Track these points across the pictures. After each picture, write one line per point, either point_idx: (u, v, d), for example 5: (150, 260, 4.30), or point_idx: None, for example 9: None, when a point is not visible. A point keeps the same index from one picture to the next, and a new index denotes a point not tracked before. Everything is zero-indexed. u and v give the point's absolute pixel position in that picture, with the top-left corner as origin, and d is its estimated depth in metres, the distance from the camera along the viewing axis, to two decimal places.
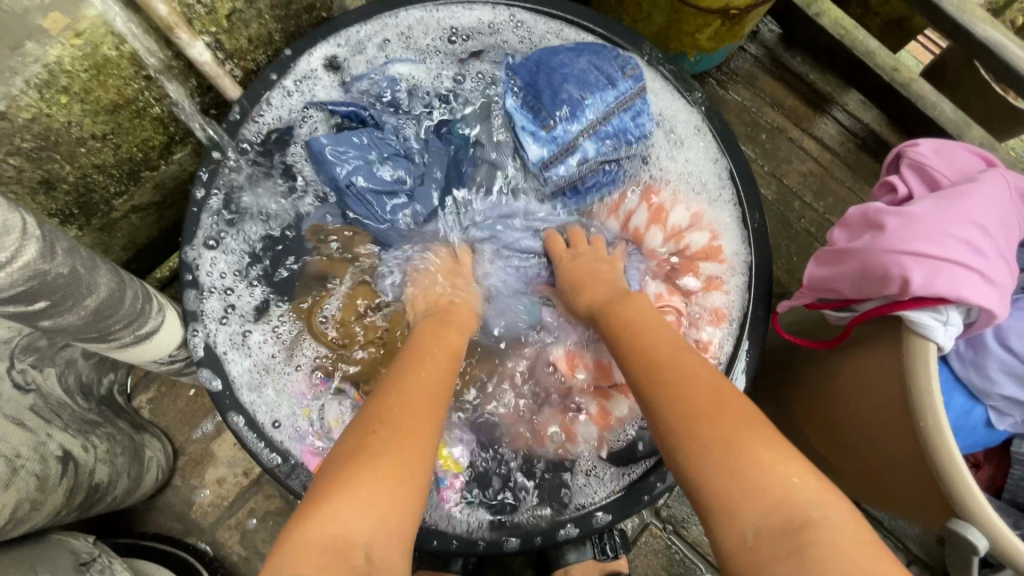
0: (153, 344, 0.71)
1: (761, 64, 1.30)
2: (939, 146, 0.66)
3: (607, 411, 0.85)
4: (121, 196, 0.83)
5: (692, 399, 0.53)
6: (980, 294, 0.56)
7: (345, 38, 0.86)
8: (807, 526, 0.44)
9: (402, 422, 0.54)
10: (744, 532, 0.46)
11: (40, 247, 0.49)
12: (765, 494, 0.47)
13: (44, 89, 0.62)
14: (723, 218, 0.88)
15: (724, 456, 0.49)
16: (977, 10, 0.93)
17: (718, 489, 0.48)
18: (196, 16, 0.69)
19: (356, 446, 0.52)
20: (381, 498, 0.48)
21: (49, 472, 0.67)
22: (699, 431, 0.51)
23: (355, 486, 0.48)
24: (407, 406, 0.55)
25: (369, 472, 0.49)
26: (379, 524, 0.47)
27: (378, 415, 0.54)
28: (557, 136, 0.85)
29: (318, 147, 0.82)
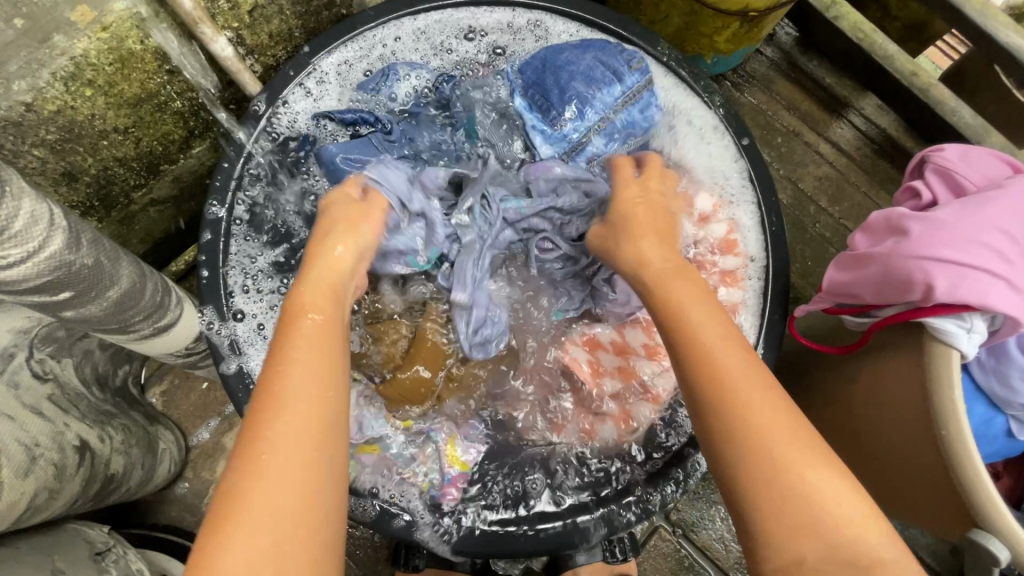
0: (170, 337, 0.71)
1: (777, 66, 1.29)
2: (964, 151, 0.65)
3: (627, 411, 0.84)
4: (140, 189, 0.84)
5: (745, 407, 0.47)
6: (1005, 302, 0.56)
7: (359, 43, 0.86)
8: (869, 566, 0.43)
9: (294, 428, 0.44)
10: (792, 560, 0.44)
11: (66, 238, 0.49)
12: (819, 528, 0.44)
13: (69, 82, 0.63)
14: (743, 212, 0.87)
15: (762, 477, 0.45)
16: (1000, 15, 0.92)
17: (770, 515, 0.45)
18: (218, 11, 0.69)
19: (245, 454, 0.43)
20: (283, 508, 0.41)
21: (67, 462, 0.68)
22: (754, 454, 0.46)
23: (251, 497, 0.41)
24: (299, 401, 0.45)
25: (259, 493, 0.41)
26: (289, 525, 0.41)
27: (260, 414, 0.44)
28: (567, 134, 0.85)
29: (329, 155, 0.82)
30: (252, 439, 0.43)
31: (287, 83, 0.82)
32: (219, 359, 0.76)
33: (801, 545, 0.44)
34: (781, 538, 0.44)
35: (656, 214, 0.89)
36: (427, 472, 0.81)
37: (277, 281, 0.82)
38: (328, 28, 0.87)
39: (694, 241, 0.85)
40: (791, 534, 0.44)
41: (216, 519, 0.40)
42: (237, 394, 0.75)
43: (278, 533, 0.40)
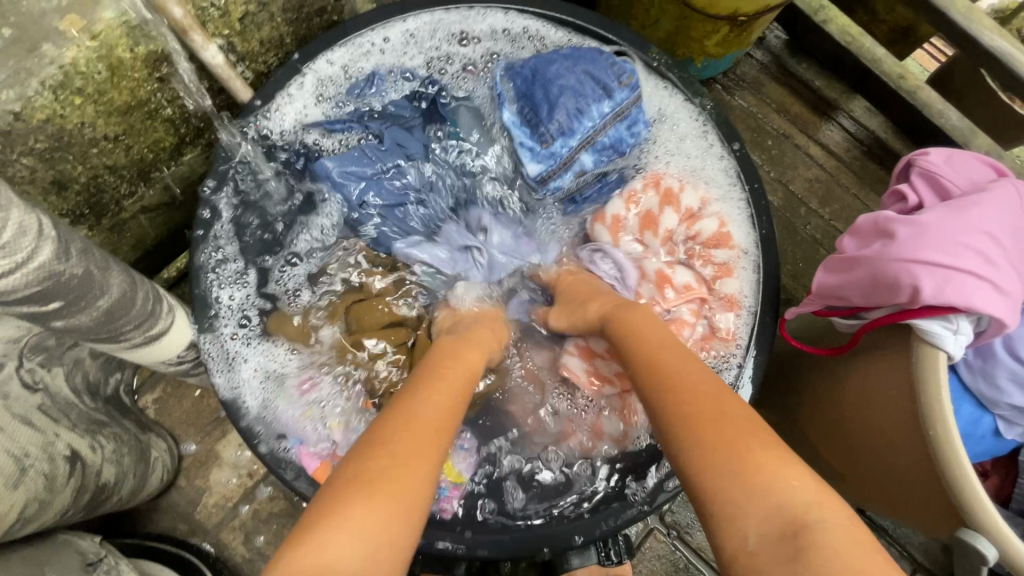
0: (162, 345, 0.71)
1: (766, 70, 1.30)
2: (949, 156, 0.66)
3: (630, 408, 0.85)
4: (131, 196, 0.84)
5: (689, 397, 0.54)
6: (990, 303, 0.57)
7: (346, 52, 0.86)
8: (799, 530, 0.43)
9: (425, 428, 0.54)
10: (739, 535, 0.45)
11: (55, 248, 0.49)
12: (753, 492, 0.46)
13: (58, 90, 0.63)
14: (732, 208, 0.88)
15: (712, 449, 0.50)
16: (984, 20, 0.93)
17: (706, 488, 0.48)
18: (209, 19, 0.69)
19: (364, 454, 0.51)
20: (382, 527, 0.46)
21: (58, 472, 0.68)
22: (697, 435, 0.51)
23: (349, 510, 0.46)
24: (426, 410, 0.56)
25: (381, 489, 0.48)
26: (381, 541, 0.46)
27: (395, 421, 0.54)
28: (554, 152, 0.86)
29: (325, 170, 0.86)
30: (363, 469, 0.49)
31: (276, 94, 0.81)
32: (212, 367, 0.78)
33: (742, 520, 0.45)
34: (725, 507, 0.47)
35: (642, 212, 0.91)
36: None
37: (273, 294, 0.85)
38: (319, 34, 0.87)
39: (683, 237, 0.91)
40: (738, 499, 0.46)
41: (315, 515, 0.46)
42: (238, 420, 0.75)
43: (376, 533, 0.45)
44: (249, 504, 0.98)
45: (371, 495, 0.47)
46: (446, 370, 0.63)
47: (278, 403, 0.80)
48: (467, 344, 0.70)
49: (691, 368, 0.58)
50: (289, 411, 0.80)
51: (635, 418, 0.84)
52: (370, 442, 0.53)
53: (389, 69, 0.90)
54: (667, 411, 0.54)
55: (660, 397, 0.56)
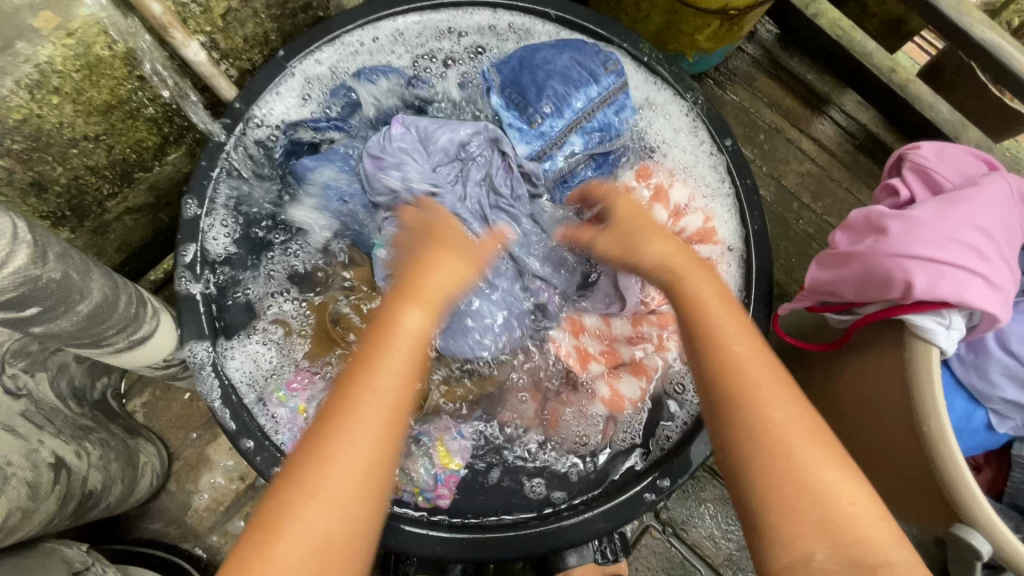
0: (147, 349, 0.70)
1: (758, 64, 1.29)
2: (941, 149, 0.66)
3: (618, 394, 0.85)
4: (114, 197, 0.82)
5: (765, 401, 0.49)
6: (981, 297, 0.56)
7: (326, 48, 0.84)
8: (873, 566, 0.44)
9: (359, 449, 0.45)
10: (802, 556, 0.45)
11: (31, 252, 0.48)
12: (829, 522, 0.45)
13: (34, 89, 0.61)
14: (718, 202, 0.88)
15: (765, 459, 0.47)
16: (976, 12, 0.93)
17: (770, 511, 0.46)
18: (190, 15, 0.68)
19: (303, 477, 0.44)
20: (329, 529, 0.43)
21: (42, 480, 0.66)
22: (759, 450, 0.47)
23: (297, 514, 0.43)
24: (365, 422, 0.45)
25: (298, 521, 0.43)
26: (328, 543, 0.43)
27: (324, 432, 0.45)
28: (544, 132, 0.84)
29: (305, 171, 0.82)
30: (307, 461, 0.44)
31: (265, 84, 0.81)
32: (197, 366, 0.75)
33: (812, 541, 0.45)
34: (793, 533, 0.45)
35: None
36: (418, 476, 0.80)
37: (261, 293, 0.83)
38: (304, 30, 0.85)
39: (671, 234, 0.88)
40: (803, 525, 0.45)
41: (258, 526, 0.43)
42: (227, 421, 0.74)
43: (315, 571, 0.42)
44: (241, 508, 0.97)
45: (317, 495, 0.43)
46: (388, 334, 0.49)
47: (273, 400, 0.79)
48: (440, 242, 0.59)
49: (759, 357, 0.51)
50: (284, 410, 0.78)
51: (625, 404, 0.84)
52: (317, 432, 0.45)
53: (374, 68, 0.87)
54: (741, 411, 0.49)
55: (732, 403, 0.49)
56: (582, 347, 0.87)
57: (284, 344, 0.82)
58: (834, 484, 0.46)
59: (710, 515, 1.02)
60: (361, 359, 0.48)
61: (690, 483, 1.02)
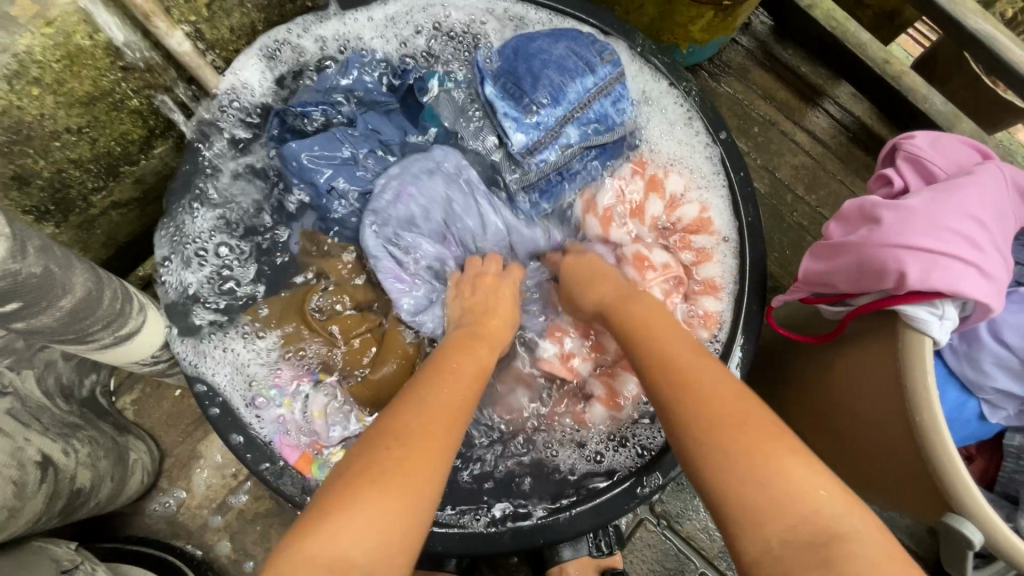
0: (134, 344, 0.69)
1: (752, 56, 1.29)
2: (934, 139, 0.66)
3: (614, 391, 0.84)
4: (99, 191, 0.81)
5: (705, 388, 0.53)
6: (975, 287, 0.56)
7: (316, 30, 0.84)
8: (828, 541, 0.44)
9: (439, 423, 0.54)
10: (761, 540, 0.46)
11: (10, 246, 0.47)
12: (783, 506, 0.46)
13: (13, 80, 0.60)
14: (715, 194, 0.87)
15: (708, 425, 0.51)
16: (969, 2, 0.92)
17: (732, 491, 0.48)
18: (173, 5, 0.66)
19: (384, 440, 0.51)
20: (414, 485, 0.48)
21: (28, 479, 0.65)
22: (708, 423, 0.51)
23: (387, 473, 0.48)
24: (436, 406, 0.56)
25: (399, 471, 0.48)
26: (405, 525, 0.47)
27: (414, 404, 0.55)
28: (539, 122, 0.82)
29: (292, 154, 0.80)
30: (387, 437, 0.51)
31: (258, 65, 0.81)
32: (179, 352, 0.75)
33: (768, 526, 0.46)
34: (755, 516, 0.46)
35: (630, 200, 0.88)
36: None
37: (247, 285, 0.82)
38: (292, 20, 0.84)
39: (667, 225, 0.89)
40: (769, 507, 0.46)
41: (342, 489, 0.47)
42: (218, 419, 0.73)
43: (402, 518, 0.47)
44: (233, 505, 0.96)
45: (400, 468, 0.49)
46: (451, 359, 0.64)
47: (259, 400, 0.77)
48: (485, 286, 0.79)
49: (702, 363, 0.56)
50: (271, 408, 0.77)
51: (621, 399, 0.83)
52: (409, 401, 0.56)
53: (363, 53, 0.86)
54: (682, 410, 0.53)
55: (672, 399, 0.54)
56: (566, 350, 0.86)
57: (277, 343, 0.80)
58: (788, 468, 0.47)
59: (705, 508, 1.02)
60: (444, 360, 0.65)
61: (685, 477, 1.02)
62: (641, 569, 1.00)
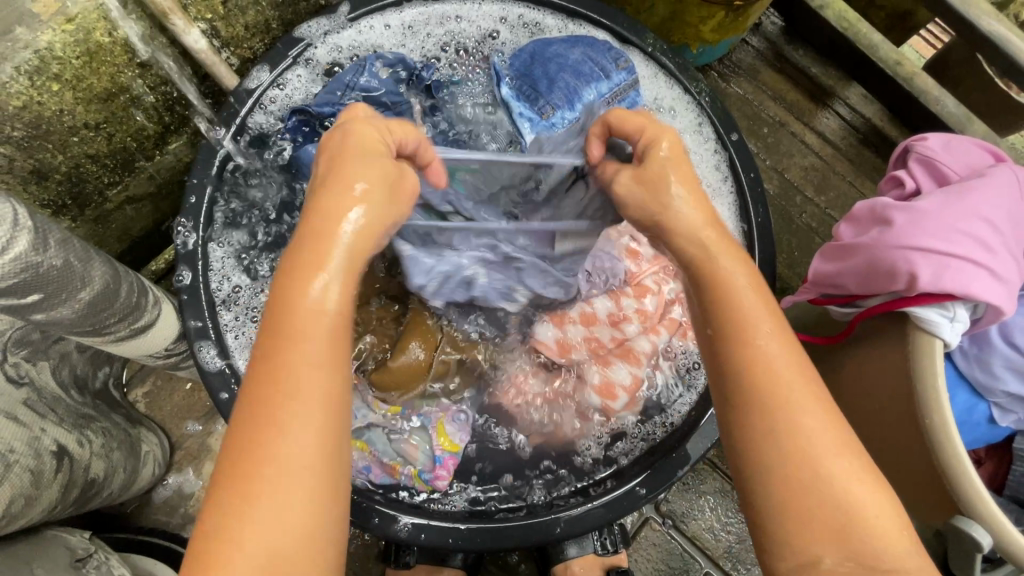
0: (149, 337, 0.70)
1: (762, 56, 1.28)
2: (947, 141, 0.66)
3: (610, 382, 0.81)
4: (115, 186, 0.82)
5: (797, 412, 0.48)
6: (986, 290, 0.56)
7: (333, 39, 0.85)
8: (881, 572, 0.44)
9: (299, 433, 0.43)
10: (810, 559, 0.46)
11: (33, 239, 0.47)
12: (846, 532, 0.45)
13: (34, 76, 0.61)
14: (722, 197, 0.87)
15: (788, 456, 0.47)
16: (982, 4, 0.92)
17: (805, 528, 0.46)
18: (190, 2, 0.67)
19: (233, 474, 0.42)
20: (277, 534, 0.41)
21: (45, 468, 0.66)
22: (781, 431, 0.48)
23: (238, 531, 0.41)
24: (300, 394, 0.44)
25: (252, 522, 0.41)
26: (286, 545, 0.41)
27: (252, 421, 0.43)
28: (553, 123, 0.83)
29: (308, 158, 0.80)
30: (238, 476, 0.42)
31: (279, 70, 0.81)
32: (195, 341, 0.74)
33: (820, 548, 0.45)
34: (806, 534, 0.46)
35: None
36: (418, 458, 0.80)
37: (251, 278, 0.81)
38: (306, 19, 0.85)
39: None
40: (818, 532, 0.46)
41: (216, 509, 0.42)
42: (229, 413, 0.74)
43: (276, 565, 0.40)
44: None
45: (259, 506, 0.41)
46: (287, 311, 0.46)
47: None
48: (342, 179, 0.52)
49: (789, 359, 0.51)
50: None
51: (618, 393, 0.81)
52: (251, 400, 0.44)
53: (378, 54, 0.85)
54: (755, 408, 0.49)
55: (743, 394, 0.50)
56: (566, 339, 0.83)
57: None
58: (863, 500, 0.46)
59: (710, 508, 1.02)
60: (279, 300, 0.47)
61: (690, 476, 1.03)
62: (646, 568, 1.00)
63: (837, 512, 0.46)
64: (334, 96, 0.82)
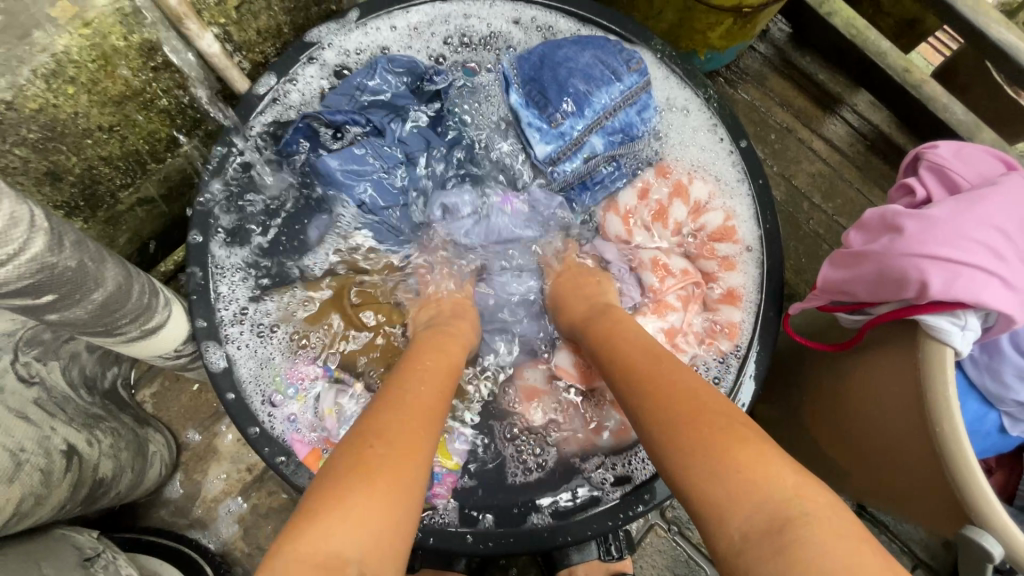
0: (159, 338, 0.70)
1: (770, 63, 1.28)
2: (958, 148, 0.65)
3: None
4: (127, 188, 0.83)
5: (705, 400, 0.52)
6: (998, 298, 0.56)
7: (339, 42, 0.85)
8: (790, 524, 0.43)
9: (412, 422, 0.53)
10: (728, 534, 0.45)
11: (48, 240, 0.48)
12: (741, 496, 0.45)
13: (51, 79, 0.61)
14: (739, 201, 0.87)
15: (700, 438, 0.49)
16: (992, 12, 0.92)
17: (727, 506, 0.45)
18: (205, 7, 0.68)
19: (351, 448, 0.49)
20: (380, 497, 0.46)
21: (54, 467, 0.67)
22: (657, 416, 0.53)
23: (347, 487, 0.46)
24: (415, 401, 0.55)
25: (361, 482, 0.46)
26: (382, 515, 0.45)
27: (380, 411, 0.53)
28: (564, 132, 0.83)
29: (328, 168, 0.81)
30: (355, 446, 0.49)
31: (286, 75, 0.81)
32: (202, 342, 0.76)
33: (730, 519, 0.45)
34: (712, 512, 0.46)
35: (653, 203, 0.89)
36: None
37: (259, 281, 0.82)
38: (318, 24, 0.85)
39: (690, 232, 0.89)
40: (723, 498, 0.46)
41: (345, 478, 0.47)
42: (236, 413, 0.74)
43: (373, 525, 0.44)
44: (248, 500, 0.97)
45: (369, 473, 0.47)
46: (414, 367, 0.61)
47: (276, 397, 0.78)
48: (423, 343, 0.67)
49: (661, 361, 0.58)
50: (284, 404, 0.78)
51: None
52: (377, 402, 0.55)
53: (390, 59, 0.86)
54: (641, 402, 0.55)
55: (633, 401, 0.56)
56: (585, 365, 0.84)
57: (290, 347, 0.82)
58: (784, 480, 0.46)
59: None
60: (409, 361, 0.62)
61: None
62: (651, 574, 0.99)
63: (762, 492, 0.45)
64: (346, 99, 0.84)
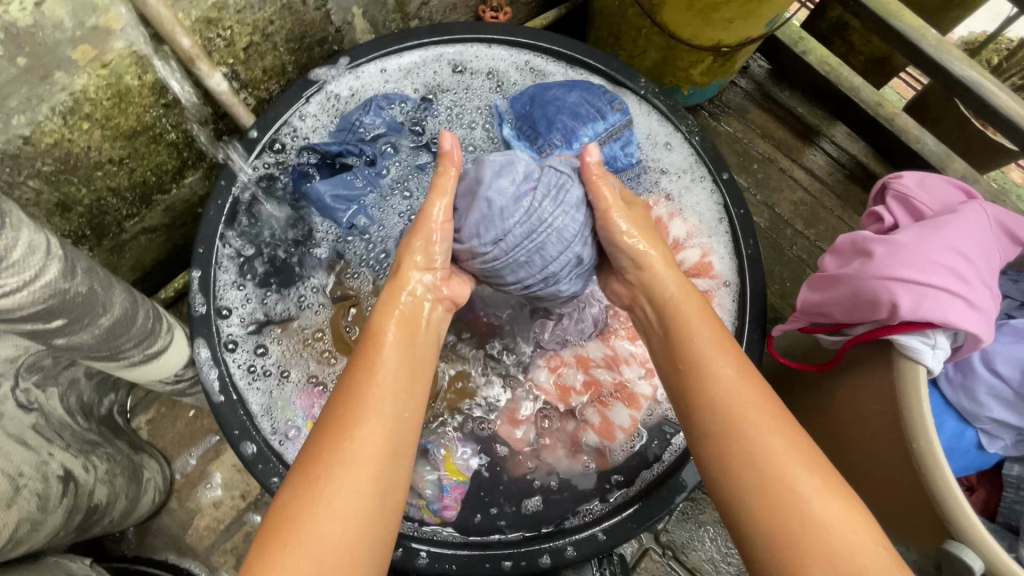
0: (162, 363, 0.72)
1: (750, 97, 1.35)
2: (921, 178, 0.70)
3: (609, 422, 0.85)
4: (133, 218, 0.85)
5: (743, 432, 0.53)
6: (964, 318, 0.59)
7: (331, 87, 0.89)
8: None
9: (365, 445, 0.51)
10: None
11: (62, 266, 0.50)
12: (831, 554, 0.46)
13: (67, 116, 0.65)
14: (717, 238, 0.90)
15: (732, 463, 0.52)
16: (954, 51, 0.98)
17: (769, 543, 0.49)
18: (215, 49, 0.73)
19: (308, 476, 0.50)
20: (332, 534, 0.47)
21: (51, 493, 0.67)
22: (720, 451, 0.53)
23: (304, 519, 0.47)
24: (365, 425, 0.52)
25: (317, 516, 0.47)
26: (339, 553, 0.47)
27: (332, 431, 0.52)
28: None
29: (318, 193, 0.85)
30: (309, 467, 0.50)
31: (281, 117, 0.85)
32: (201, 362, 0.77)
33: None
34: (798, 564, 0.47)
35: None
36: (426, 489, 0.80)
37: (252, 305, 0.83)
38: (320, 63, 0.90)
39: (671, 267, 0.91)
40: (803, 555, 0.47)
41: (297, 485, 0.50)
42: (230, 428, 0.75)
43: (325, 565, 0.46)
44: (241, 527, 0.97)
45: (308, 503, 0.48)
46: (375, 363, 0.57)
47: (291, 431, 0.79)
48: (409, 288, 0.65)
49: (736, 389, 0.56)
50: (299, 437, 0.79)
51: (617, 434, 0.84)
52: (329, 427, 0.52)
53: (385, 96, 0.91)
54: (711, 425, 0.55)
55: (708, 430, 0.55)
56: (564, 381, 0.87)
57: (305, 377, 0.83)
58: (823, 516, 0.48)
59: (711, 538, 1.02)
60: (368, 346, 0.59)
61: (689, 506, 1.03)
62: None
63: (812, 539, 0.47)
64: (343, 134, 0.89)
